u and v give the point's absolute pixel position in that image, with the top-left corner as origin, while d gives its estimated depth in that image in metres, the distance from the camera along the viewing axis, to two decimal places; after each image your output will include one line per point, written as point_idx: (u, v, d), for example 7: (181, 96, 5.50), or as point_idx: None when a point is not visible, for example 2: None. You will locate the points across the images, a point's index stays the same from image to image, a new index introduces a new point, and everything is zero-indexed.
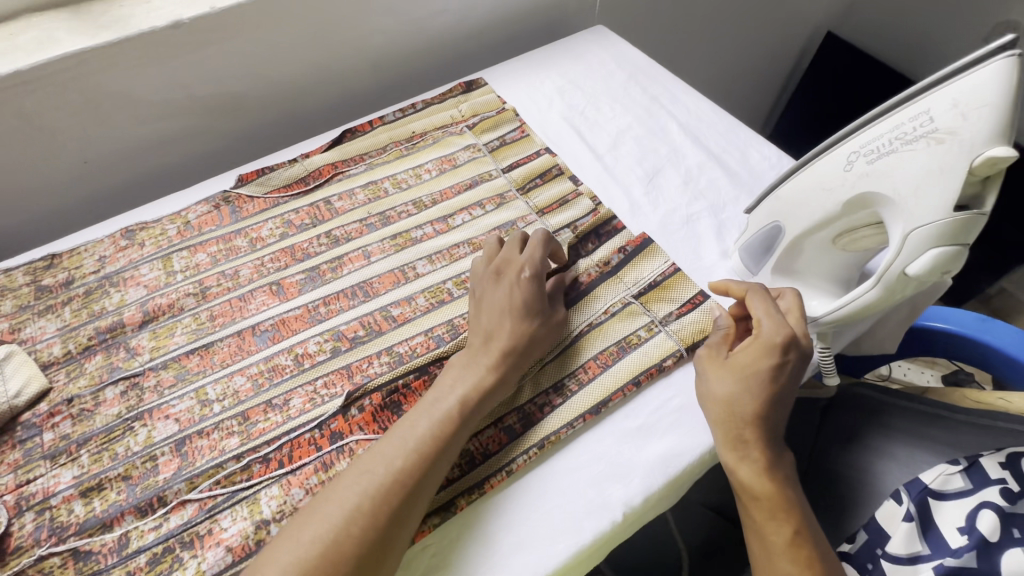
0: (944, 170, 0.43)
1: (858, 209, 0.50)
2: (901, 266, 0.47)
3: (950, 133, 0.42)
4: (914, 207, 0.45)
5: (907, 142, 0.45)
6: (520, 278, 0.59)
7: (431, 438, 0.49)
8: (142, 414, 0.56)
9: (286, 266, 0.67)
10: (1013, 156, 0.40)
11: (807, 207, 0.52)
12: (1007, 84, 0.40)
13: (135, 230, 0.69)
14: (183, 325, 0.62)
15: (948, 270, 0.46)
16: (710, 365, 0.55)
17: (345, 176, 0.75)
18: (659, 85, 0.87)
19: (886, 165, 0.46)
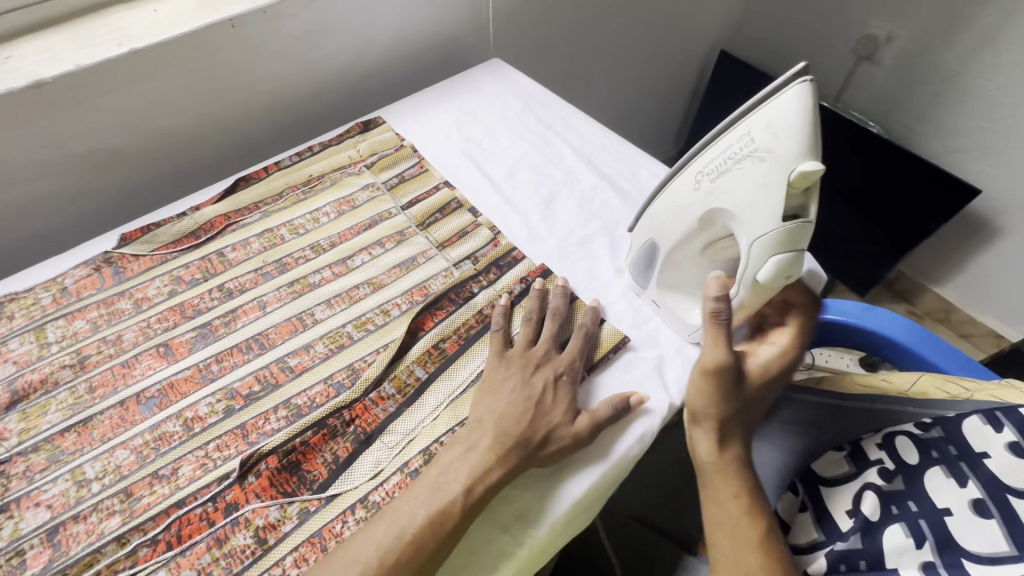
0: (768, 186, 0.47)
1: (714, 224, 0.54)
2: (752, 275, 0.50)
3: (767, 152, 0.47)
4: (751, 220, 0.49)
5: (736, 160, 0.49)
6: (558, 376, 0.58)
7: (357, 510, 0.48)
8: (8, 505, 0.52)
9: (174, 325, 0.64)
10: (820, 169, 0.45)
11: (673, 225, 0.57)
12: (805, 107, 0.45)
13: (4, 302, 0.65)
14: (58, 401, 0.58)
15: (791, 273, 0.50)
16: (732, 377, 0.53)
17: (240, 226, 0.73)
18: (554, 113, 0.90)
19: (725, 182, 0.50)
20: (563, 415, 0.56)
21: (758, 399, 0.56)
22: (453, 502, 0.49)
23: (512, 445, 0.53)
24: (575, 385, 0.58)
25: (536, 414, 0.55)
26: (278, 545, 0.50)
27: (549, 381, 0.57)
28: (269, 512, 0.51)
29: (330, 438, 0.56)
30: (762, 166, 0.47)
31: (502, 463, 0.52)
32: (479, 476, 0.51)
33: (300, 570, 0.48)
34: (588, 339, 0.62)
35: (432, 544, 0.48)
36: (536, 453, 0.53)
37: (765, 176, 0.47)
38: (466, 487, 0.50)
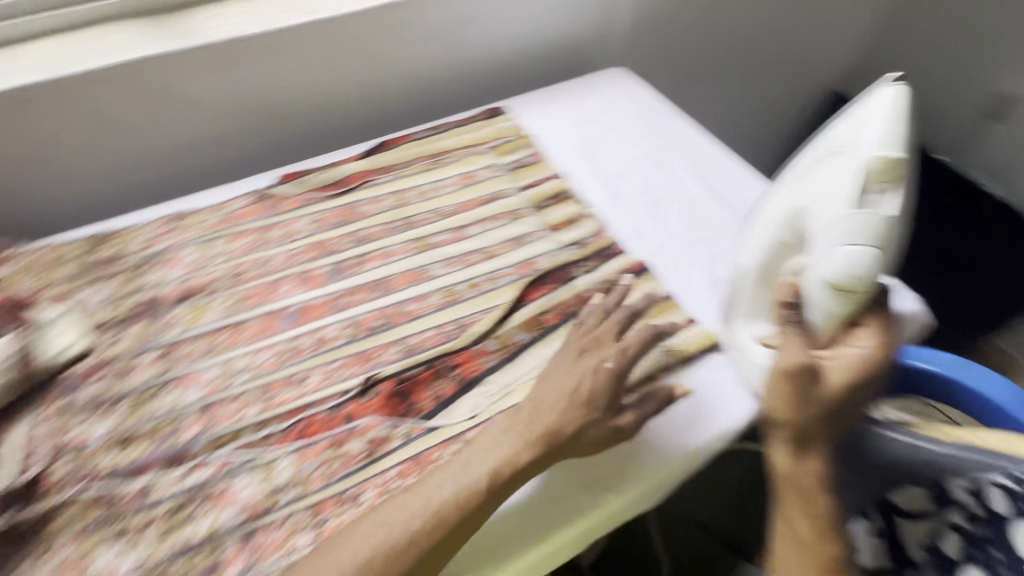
0: (845, 175, 0.57)
1: (799, 230, 0.61)
2: (819, 264, 0.56)
3: (844, 148, 0.58)
4: (825, 214, 0.57)
5: (820, 163, 0.61)
6: (600, 367, 0.58)
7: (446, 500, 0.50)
8: (173, 378, 0.62)
9: (314, 259, 0.73)
10: (887, 157, 0.55)
11: (758, 233, 0.65)
12: (879, 116, 0.57)
13: (183, 217, 0.77)
14: (218, 303, 0.68)
15: (859, 270, 0.55)
16: (812, 387, 0.53)
17: (374, 184, 0.82)
18: (669, 125, 0.94)
19: (807, 184, 0.61)
20: (603, 409, 0.57)
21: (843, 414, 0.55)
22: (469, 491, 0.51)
23: (541, 437, 0.54)
24: (619, 377, 0.58)
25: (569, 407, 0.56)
26: (384, 458, 0.56)
27: (591, 373, 0.57)
28: (380, 428, 0.58)
29: (437, 377, 0.62)
30: (841, 162, 0.58)
31: (527, 453, 0.53)
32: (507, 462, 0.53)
33: (401, 482, 0.55)
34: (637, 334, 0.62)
35: (444, 529, 0.49)
36: (570, 446, 0.55)
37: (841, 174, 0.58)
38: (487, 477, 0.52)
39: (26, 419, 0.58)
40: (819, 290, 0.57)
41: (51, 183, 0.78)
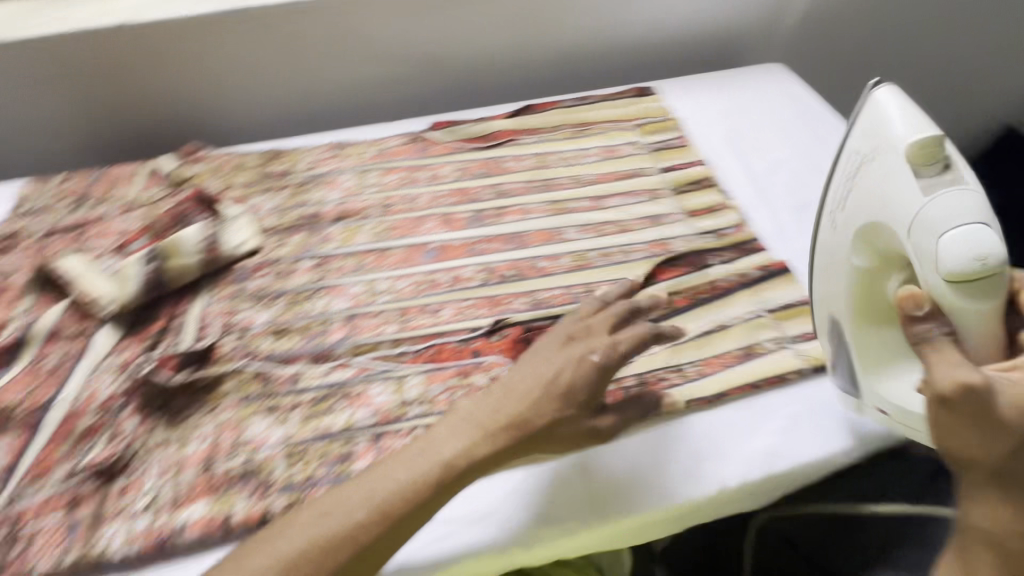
0: (894, 175, 0.45)
1: (877, 243, 0.47)
2: (936, 269, 0.41)
3: (875, 152, 0.46)
4: (903, 224, 0.44)
5: (856, 174, 0.48)
6: (585, 364, 0.52)
7: (398, 496, 0.46)
8: (324, 286, 0.68)
9: (457, 203, 0.77)
10: (934, 135, 0.43)
11: (835, 268, 0.51)
12: (894, 106, 0.47)
13: (345, 146, 0.83)
14: (368, 228, 0.74)
15: (987, 256, 0.40)
16: (994, 416, 0.37)
17: (519, 143, 0.85)
18: (829, 129, 0.89)
19: (853, 200, 0.48)
20: (579, 409, 0.52)
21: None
22: (413, 487, 0.47)
23: (505, 429, 0.50)
24: (605, 372, 0.52)
25: (539, 400, 0.51)
26: None
27: (571, 368, 0.52)
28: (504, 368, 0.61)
29: None
30: (885, 164, 0.45)
31: (486, 445, 0.49)
32: (463, 455, 0.49)
33: None
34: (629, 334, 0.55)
35: (388, 522, 0.45)
36: (533, 442, 0.50)
37: (890, 178, 0.45)
38: (430, 475, 0.47)
39: (205, 296, 0.66)
40: (941, 301, 0.42)
41: (236, 97, 0.87)
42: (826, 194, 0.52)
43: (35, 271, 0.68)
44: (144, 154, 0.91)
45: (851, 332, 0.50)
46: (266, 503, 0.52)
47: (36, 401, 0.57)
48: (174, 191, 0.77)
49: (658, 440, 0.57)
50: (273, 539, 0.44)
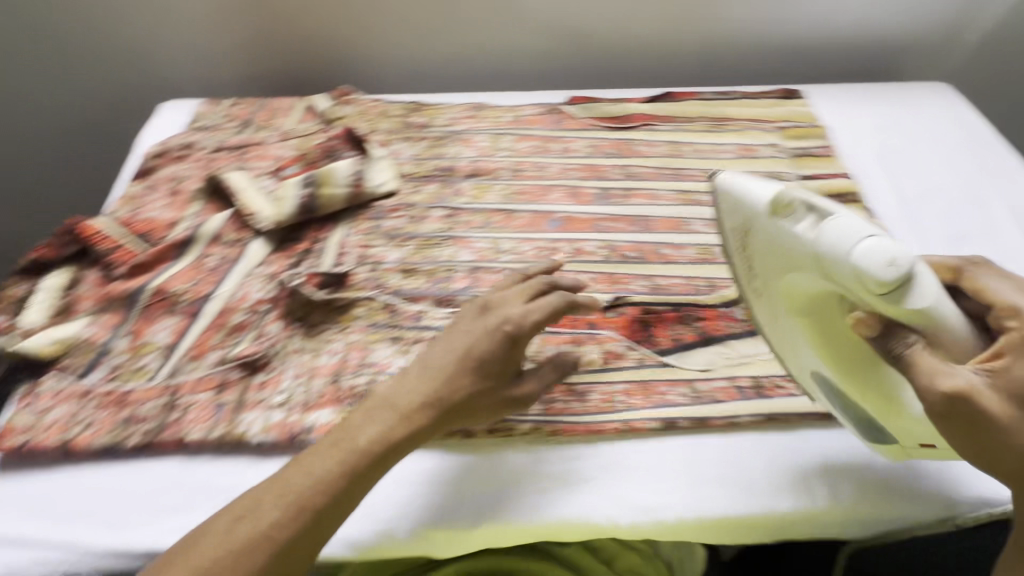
0: (777, 233, 0.47)
1: (800, 290, 0.48)
2: (868, 295, 0.41)
3: (751, 226, 0.49)
4: (814, 274, 0.45)
5: (748, 249, 0.51)
6: (491, 333, 0.52)
7: (311, 490, 0.45)
8: (453, 237, 0.71)
9: (586, 179, 0.78)
10: (781, 192, 0.46)
11: (790, 333, 0.51)
12: (744, 181, 0.49)
13: (483, 108, 0.86)
14: (498, 189, 0.76)
15: (898, 261, 0.40)
16: (985, 421, 0.38)
17: (654, 129, 0.84)
18: (998, 160, 0.81)
19: (761, 268, 0.51)
20: (489, 378, 0.51)
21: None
22: (329, 478, 0.46)
23: (405, 410, 0.49)
24: (517, 340, 0.52)
25: (448, 375, 0.51)
26: (615, 371, 0.60)
27: (480, 342, 0.52)
28: (618, 344, 0.62)
29: (679, 322, 0.63)
30: (759, 232, 0.49)
31: (403, 427, 0.48)
32: (378, 440, 0.48)
33: (626, 400, 0.57)
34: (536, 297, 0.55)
35: (306, 515, 0.44)
36: (454, 414, 0.50)
37: (771, 241, 0.48)
38: (342, 465, 0.46)
39: (346, 226, 0.71)
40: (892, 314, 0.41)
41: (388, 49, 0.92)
42: (735, 269, 0.54)
43: (205, 181, 0.75)
44: (297, 92, 0.98)
45: (844, 384, 0.48)
46: None
47: (198, 293, 0.64)
48: (326, 127, 0.83)
49: (760, 449, 0.55)
50: (199, 542, 0.44)
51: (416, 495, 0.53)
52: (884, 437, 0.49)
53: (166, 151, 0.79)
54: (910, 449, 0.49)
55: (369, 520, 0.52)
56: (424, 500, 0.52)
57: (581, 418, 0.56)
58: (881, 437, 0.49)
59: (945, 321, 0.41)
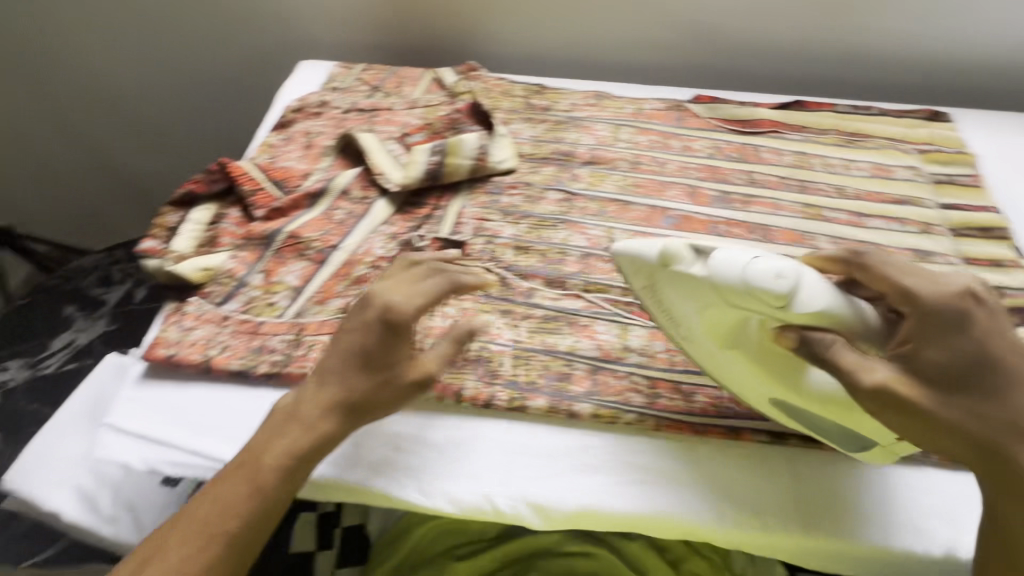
0: (678, 282, 0.50)
1: (722, 327, 0.50)
2: (778, 308, 0.46)
3: (653, 284, 0.51)
4: (718, 308, 0.49)
5: (658, 306, 0.52)
6: (361, 336, 0.51)
7: (215, 515, 0.47)
8: (567, 221, 0.71)
9: (705, 179, 0.76)
10: (661, 247, 0.50)
11: (734, 372, 0.52)
12: (633, 244, 0.51)
13: (604, 97, 0.86)
14: (614, 179, 0.76)
15: (784, 272, 0.46)
16: (916, 405, 0.43)
17: (781, 137, 0.81)
18: None
19: (674, 319, 0.52)
20: (374, 372, 0.51)
21: (985, 379, 0.45)
22: (236, 505, 0.47)
23: (298, 420, 0.50)
24: (399, 335, 0.51)
25: (336, 393, 0.51)
26: None
27: (355, 349, 0.51)
28: None
29: None
30: (663, 284, 0.51)
31: (307, 436, 0.50)
32: (284, 451, 0.49)
33: (735, 407, 0.57)
34: (417, 279, 0.54)
35: (215, 545, 0.46)
36: (352, 414, 0.51)
37: (662, 290, 0.51)
38: (248, 485, 0.48)
39: (465, 197, 0.73)
40: (798, 320, 0.46)
41: (514, 29, 0.94)
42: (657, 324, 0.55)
43: (338, 139, 0.79)
44: (419, 64, 1.01)
45: (797, 401, 0.51)
46: (490, 391, 0.57)
47: (327, 242, 0.68)
48: (451, 100, 0.85)
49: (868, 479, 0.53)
50: None
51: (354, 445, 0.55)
52: (856, 442, 0.51)
53: (303, 107, 0.83)
54: (893, 446, 0.51)
55: (472, 480, 0.53)
56: (418, 463, 0.54)
57: (687, 418, 0.56)
58: (854, 440, 0.51)
59: (843, 313, 0.46)
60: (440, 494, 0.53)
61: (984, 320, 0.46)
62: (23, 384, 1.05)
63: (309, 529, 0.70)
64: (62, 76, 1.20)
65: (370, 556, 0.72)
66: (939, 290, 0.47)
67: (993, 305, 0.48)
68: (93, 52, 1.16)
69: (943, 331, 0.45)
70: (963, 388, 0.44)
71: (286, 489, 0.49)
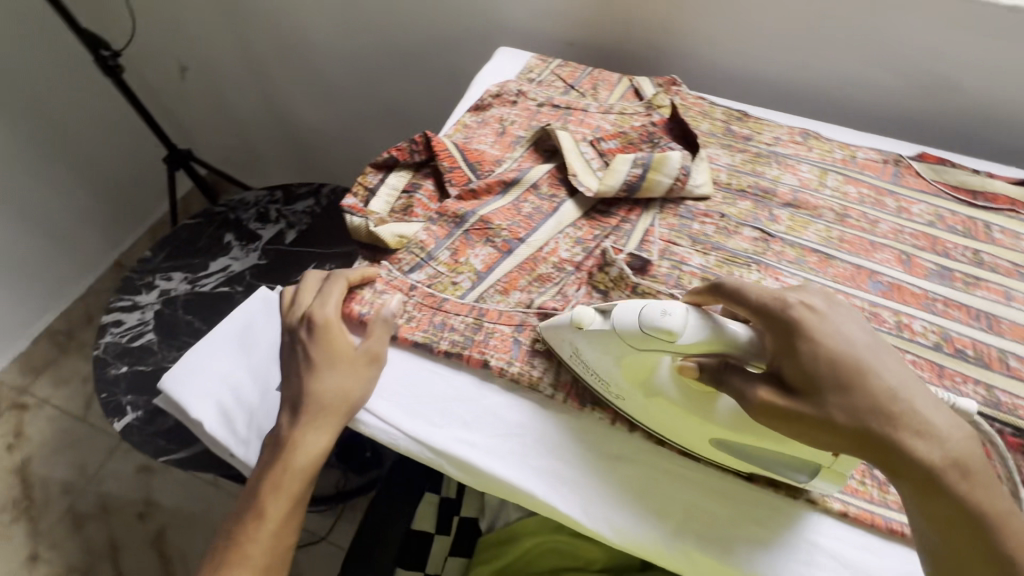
0: (584, 347, 0.54)
1: (642, 377, 0.53)
2: (675, 343, 0.49)
3: (561, 349, 0.57)
4: (628, 358, 0.52)
5: (583, 374, 0.57)
6: (296, 352, 0.59)
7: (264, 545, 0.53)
8: (761, 262, 0.67)
9: (922, 248, 0.69)
10: (555, 322, 0.56)
11: (675, 426, 0.54)
12: (548, 325, 0.57)
13: (811, 136, 0.80)
14: (817, 228, 0.70)
15: (670, 309, 0.49)
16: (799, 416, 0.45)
17: (1019, 217, 0.71)
18: None
19: (591, 369, 0.55)
20: (316, 367, 0.57)
21: (845, 373, 0.45)
22: (275, 535, 0.53)
23: (282, 441, 0.55)
24: (329, 331, 0.58)
25: (299, 413, 0.55)
26: None
27: (297, 362, 0.58)
28: None
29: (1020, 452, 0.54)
30: (580, 347, 0.55)
31: (298, 476, 0.54)
32: (286, 493, 0.54)
33: None
34: (322, 287, 0.63)
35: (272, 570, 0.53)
36: (318, 411, 0.56)
37: (575, 347, 0.55)
38: (272, 524, 0.53)
39: (655, 215, 0.71)
40: (695, 349, 0.49)
41: (721, 48, 0.90)
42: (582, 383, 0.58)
43: (533, 131, 0.79)
44: (608, 66, 0.99)
45: (728, 435, 0.51)
46: None
47: (515, 234, 0.67)
48: (646, 111, 0.82)
49: None
50: None
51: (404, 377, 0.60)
52: (800, 464, 0.51)
53: (502, 93, 0.83)
54: (837, 466, 0.49)
55: (641, 515, 0.54)
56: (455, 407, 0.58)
57: (876, 509, 0.52)
58: (803, 465, 0.51)
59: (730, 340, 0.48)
60: (603, 519, 0.53)
61: (816, 321, 0.46)
62: (183, 297, 1.16)
63: (431, 509, 0.74)
64: (254, 27, 1.28)
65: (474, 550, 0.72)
66: (760, 299, 0.49)
67: (828, 310, 0.48)
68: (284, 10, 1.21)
69: (793, 341, 0.46)
70: (830, 386, 0.45)
71: (294, 495, 0.54)
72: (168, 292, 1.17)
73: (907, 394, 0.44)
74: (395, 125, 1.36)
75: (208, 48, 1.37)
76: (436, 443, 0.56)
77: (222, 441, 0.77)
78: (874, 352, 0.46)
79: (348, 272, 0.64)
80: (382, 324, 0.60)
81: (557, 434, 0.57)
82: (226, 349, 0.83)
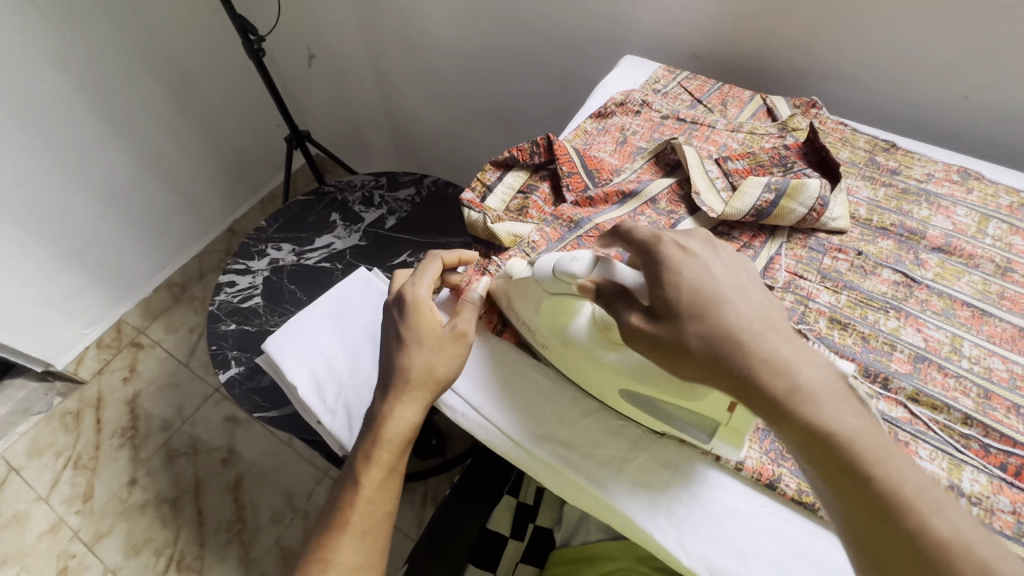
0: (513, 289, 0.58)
1: (556, 321, 0.55)
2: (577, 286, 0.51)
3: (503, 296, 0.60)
4: (547, 305, 0.55)
5: (521, 321, 0.60)
6: (389, 329, 0.60)
7: (361, 515, 0.54)
8: (901, 310, 0.60)
9: None
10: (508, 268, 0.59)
11: (587, 376, 0.56)
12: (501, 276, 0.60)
13: (971, 176, 0.72)
14: (970, 279, 0.63)
15: (578, 257, 0.51)
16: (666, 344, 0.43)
17: None
18: None
19: (524, 322, 0.59)
20: (408, 344, 0.57)
21: (703, 303, 0.43)
22: (373, 505, 0.55)
23: (375, 416, 0.56)
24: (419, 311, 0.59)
25: (391, 390, 0.56)
26: None
27: (390, 342, 0.59)
28: None
29: None
30: (515, 296, 0.58)
31: (390, 448, 0.55)
32: (379, 463, 0.55)
33: None
34: (418, 265, 0.64)
35: (369, 539, 0.54)
36: (404, 384, 0.56)
37: (509, 297, 0.59)
38: (366, 491, 0.54)
39: (781, 243, 0.66)
40: None
41: (872, 74, 0.83)
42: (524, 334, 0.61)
43: (655, 144, 0.76)
44: (741, 83, 0.95)
45: (639, 388, 0.52)
46: (777, 470, 0.53)
47: None
48: (780, 133, 0.77)
49: None
50: None
51: (480, 368, 0.61)
52: (699, 421, 0.51)
53: (626, 101, 0.82)
54: (734, 423, 0.48)
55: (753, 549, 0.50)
56: (528, 399, 0.59)
57: None
58: (704, 423, 0.51)
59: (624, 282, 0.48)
60: (699, 555, 0.50)
61: (681, 257, 0.45)
62: (290, 267, 1.25)
63: (508, 513, 0.78)
64: (380, 22, 1.34)
65: (548, 560, 0.77)
66: (637, 235, 0.48)
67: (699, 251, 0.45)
68: (410, 7, 1.26)
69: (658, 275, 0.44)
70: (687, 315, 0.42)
71: (386, 466, 0.55)
72: (276, 261, 1.26)
73: (757, 325, 0.42)
74: (502, 125, 1.39)
75: (335, 39, 1.45)
76: (526, 443, 0.57)
77: (311, 406, 0.80)
78: (736, 289, 0.44)
79: (447, 256, 0.65)
80: (469, 303, 0.61)
81: (654, 459, 0.55)
82: (325, 322, 0.87)
